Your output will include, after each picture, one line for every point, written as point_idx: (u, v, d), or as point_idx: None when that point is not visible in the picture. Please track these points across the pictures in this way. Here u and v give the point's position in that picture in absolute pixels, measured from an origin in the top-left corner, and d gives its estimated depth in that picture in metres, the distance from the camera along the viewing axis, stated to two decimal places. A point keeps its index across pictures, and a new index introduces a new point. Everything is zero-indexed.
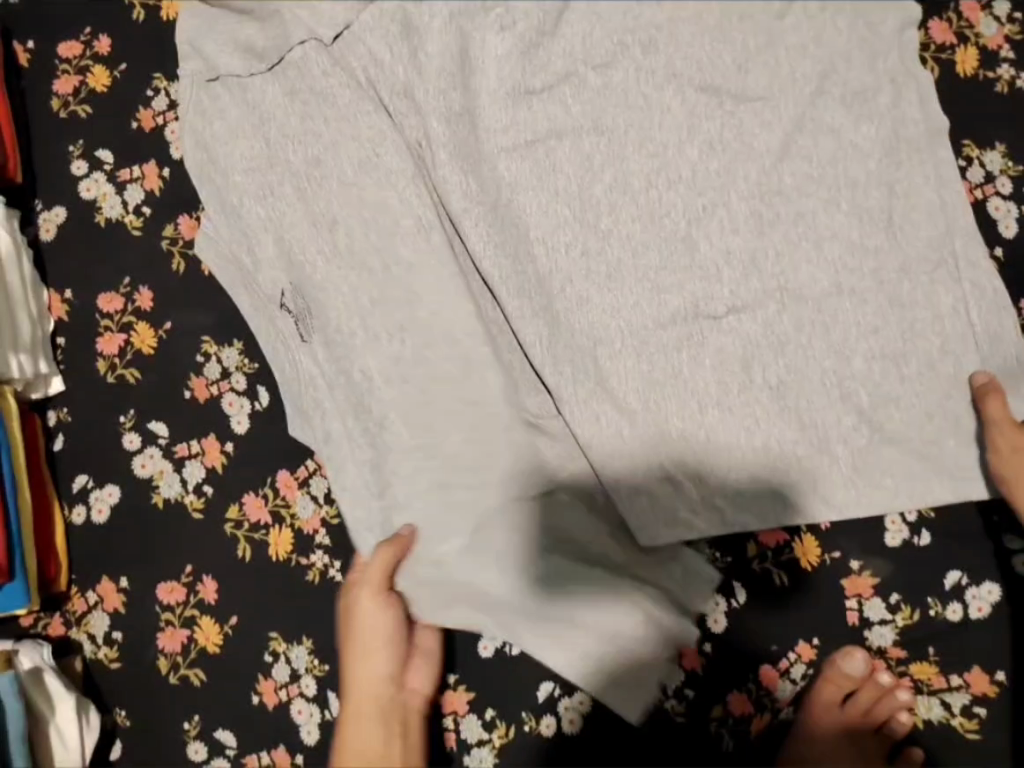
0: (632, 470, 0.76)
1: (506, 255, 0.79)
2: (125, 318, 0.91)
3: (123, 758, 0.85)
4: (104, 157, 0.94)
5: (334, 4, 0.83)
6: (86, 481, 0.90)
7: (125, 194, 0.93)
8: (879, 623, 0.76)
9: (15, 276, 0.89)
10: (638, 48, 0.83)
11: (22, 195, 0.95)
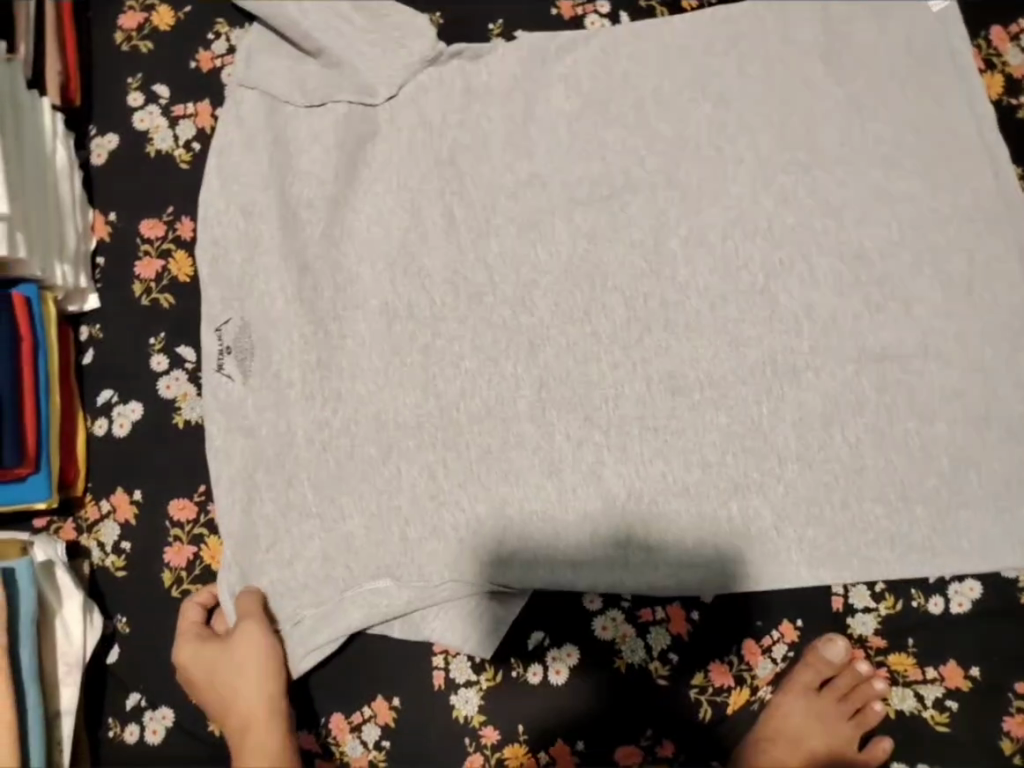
0: (702, 529, 0.77)
1: (577, 307, 0.82)
2: (165, 245, 0.85)
3: (121, 667, 0.76)
4: (159, 91, 0.89)
5: (393, 63, 0.85)
6: (112, 394, 0.82)
7: (176, 128, 0.88)
8: (863, 611, 0.78)
9: (67, 186, 0.80)
10: (708, 104, 0.84)
11: (75, 121, 0.89)
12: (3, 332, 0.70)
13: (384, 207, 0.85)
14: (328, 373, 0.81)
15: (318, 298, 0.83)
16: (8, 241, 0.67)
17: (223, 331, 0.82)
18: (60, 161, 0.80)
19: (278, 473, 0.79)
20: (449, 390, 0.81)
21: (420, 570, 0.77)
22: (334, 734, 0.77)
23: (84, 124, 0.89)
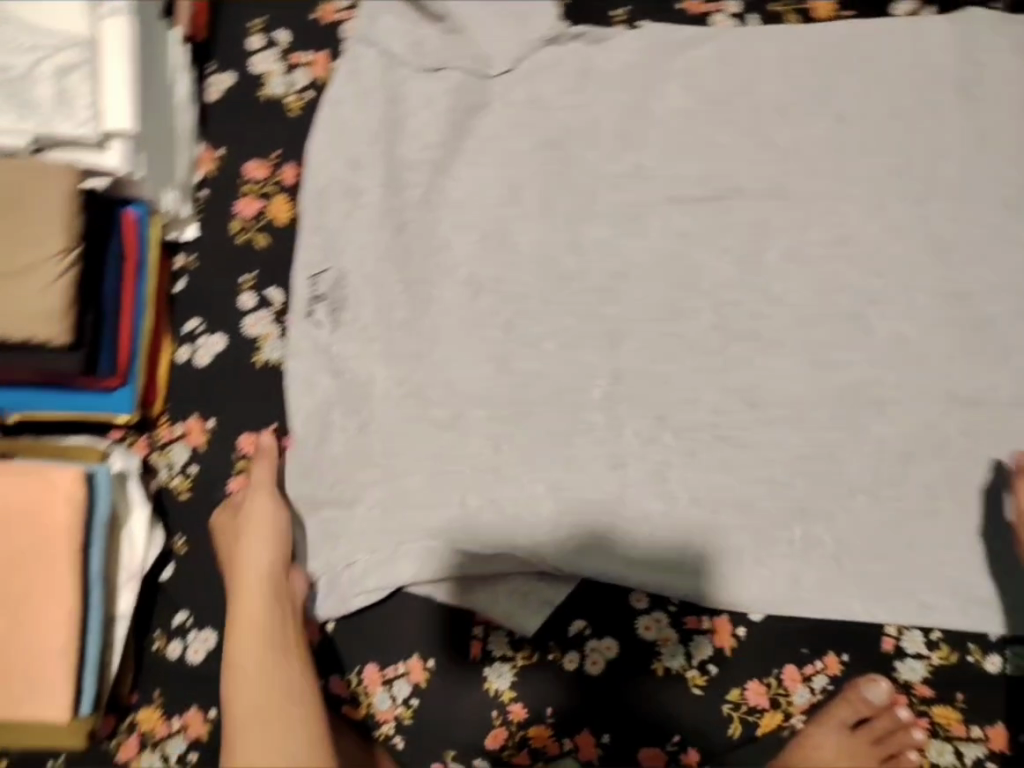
0: (758, 546, 0.76)
1: (664, 307, 0.81)
2: (268, 187, 0.87)
3: (173, 585, 0.78)
4: (278, 37, 0.90)
5: (514, 37, 0.85)
6: (198, 324, 0.84)
7: (292, 75, 0.89)
8: (913, 657, 0.76)
9: (184, 119, 0.81)
10: (828, 118, 0.81)
11: (193, 54, 0.90)
12: (112, 244, 0.71)
13: (485, 178, 0.84)
14: (409, 335, 0.82)
15: (409, 259, 0.84)
16: (127, 160, 0.68)
17: (318, 279, 0.83)
18: (182, 95, 0.81)
19: (350, 419, 0.81)
20: (524, 369, 0.81)
21: (475, 541, 0.77)
22: (365, 684, 0.79)
23: (202, 60, 0.90)
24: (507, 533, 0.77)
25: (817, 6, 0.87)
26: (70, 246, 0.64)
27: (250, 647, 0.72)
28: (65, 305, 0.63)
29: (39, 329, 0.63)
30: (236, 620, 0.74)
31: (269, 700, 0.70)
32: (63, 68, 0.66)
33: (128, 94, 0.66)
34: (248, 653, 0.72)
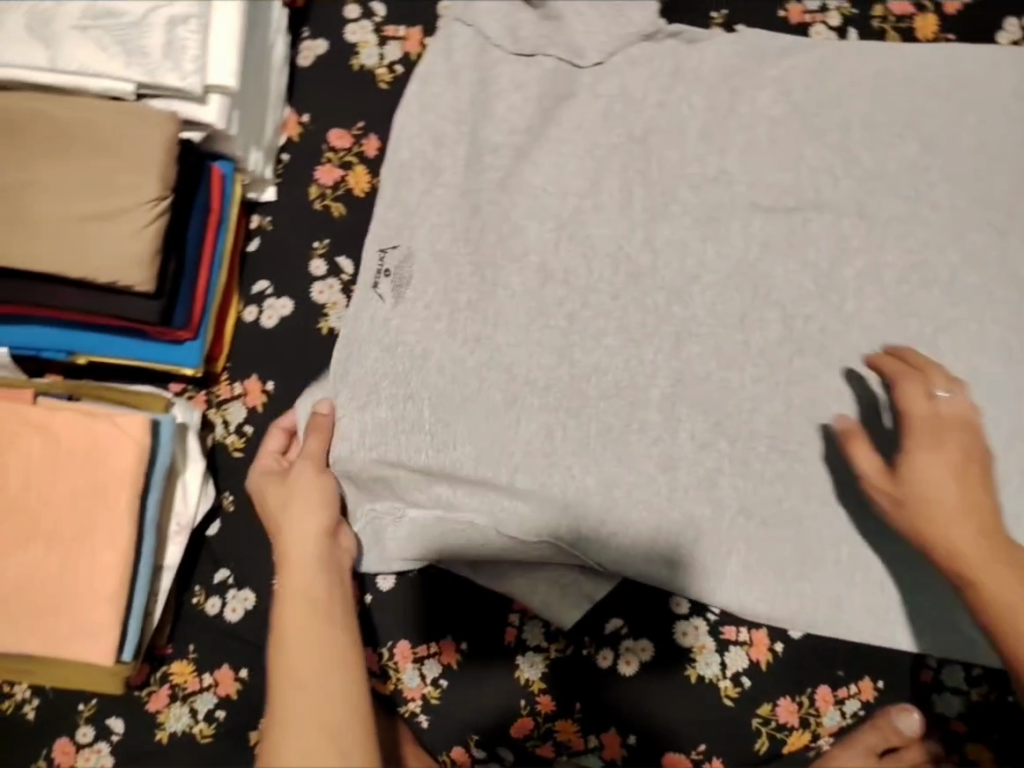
0: (804, 563, 0.76)
1: (732, 314, 0.81)
2: (348, 156, 0.88)
3: (218, 541, 0.79)
4: (375, 8, 0.90)
5: (611, 30, 0.84)
6: (267, 286, 0.85)
7: (384, 47, 0.89)
8: (951, 690, 0.75)
9: (278, 80, 0.82)
10: (918, 141, 0.81)
11: (290, 19, 0.91)
12: (199, 197, 0.73)
13: (564, 169, 0.84)
14: (472, 315, 0.82)
15: (481, 240, 0.83)
16: (223, 116, 0.71)
17: (387, 253, 0.83)
18: (278, 56, 0.82)
19: (400, 387, 0.80)
20: (585, 361, 0.81)
21: (521, 524, 0.76)
22: (396, 660, 0.79)
23: (298, 25, 0.91)
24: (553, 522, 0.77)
25: (921, 25, 0.86)
26: (162, 196, 0.65)
27: (301, 611, 0.67)
28: (152, 251, 0.65)
29: (123, 272, 0.64)
30: (286, 585, 0.69)
31: (321, 662, 0.63)
32: (175, 19, 0.67)
33: (236, 57, 0.69)
34: (297, 617, 0.67)
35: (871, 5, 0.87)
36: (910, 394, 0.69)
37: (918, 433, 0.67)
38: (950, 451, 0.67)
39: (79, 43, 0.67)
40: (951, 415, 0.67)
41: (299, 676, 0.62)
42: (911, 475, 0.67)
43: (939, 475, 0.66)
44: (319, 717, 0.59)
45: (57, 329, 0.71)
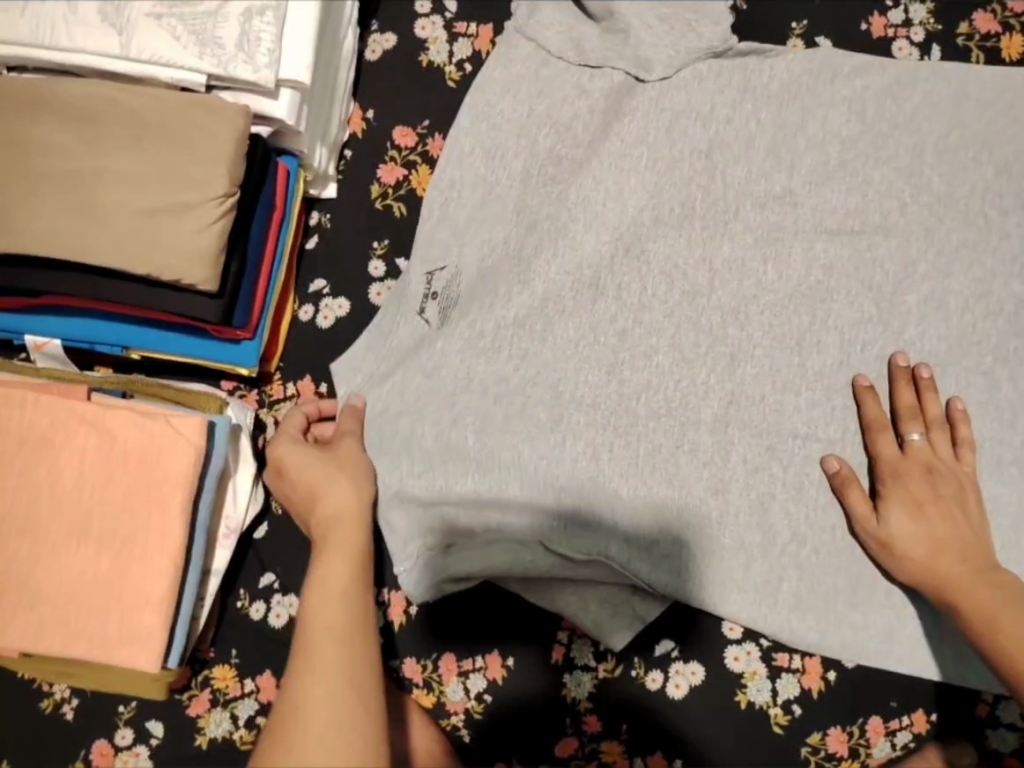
0: (856, 590, 0.75)
1: (791, 339, 0.79)
2: (412, 155, 0.87)
3: (265, 545, 0.77)
4: (447, 4, 0.89)
5: (682, 40, 0.83)
6: (323, 286, 0.85)
7: (454, 45, 0.88)
8: (1006, 726, 0.75)
9: (345, 75, 0.81)
10: (990, 168, 0.80)
11: (360, 10, 0.89)
12: (265, 194, 0.73)
13: (626, 183, 0.82)
14: (528, 328, 0.81)
15: (534, 251, 0.82)
16: (293, 112, 0.69)
17: (435, 276, 0.82)
18: (347, 49, 0.81)
19: (448, 412, 0.79)
20: (641, 376, 0.80)
21: (571, 543, 0.75)
22: (441, 672, 0.78)
23: (367, 18, 0.89)
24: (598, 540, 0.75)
25: (1006, 44, 0.84)
26: (228, 194, 0.64)
27: (338, 569, 0.63)
28: (216, 250, 0.64)
29: (187, 270, 0.63)
30: (325, 547, 0.65)
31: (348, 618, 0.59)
32: (252, 10, 0.66)
33: (311, 51, 0.68)
34: (336, 573, 0.63)
35: (956, 21, 0.85)
36: (882, 445, 0.76)
37: (891, 480, 0.75)
38: (918, 492, 0.74)
39: (153, 30, 0.65)
40: (921, 457, 0.75)
41: (322, 638, 0.57)
42: (891, 520, 0.73)
43: (910, 518, 0.73)
44: (337, 677, 0.54)
45: (116, 324, 0.71)
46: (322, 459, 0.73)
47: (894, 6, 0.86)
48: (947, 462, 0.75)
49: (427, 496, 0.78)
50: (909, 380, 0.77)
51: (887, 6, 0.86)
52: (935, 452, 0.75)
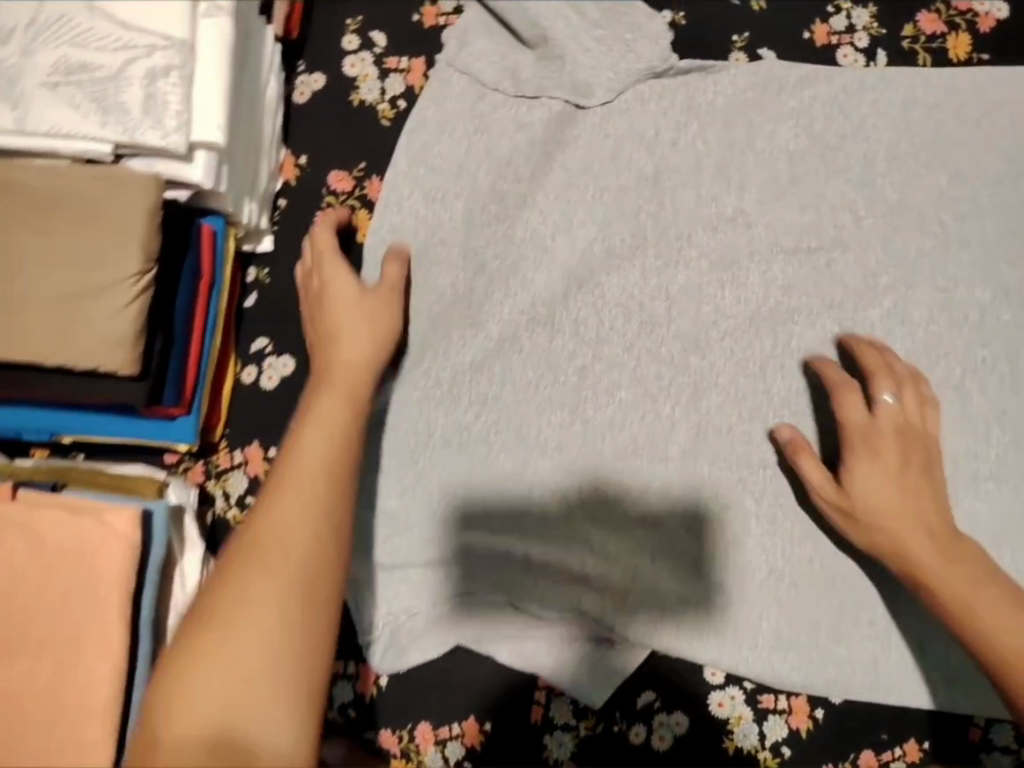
0: (839, 624, 0.72)
1: (755, 365, 0.76)
2: (350, 200, 0.83)
3: None
4: (376, 39, 0.85)
5: (621, 62, 0.79)
6: (266, 344, 0.80)
7: (385, 81, 0.84)
8: (1001, 750, 0.72)
9: (271, 124, 0.77)
10: (944, 173, 0.77)
11: (285, 52, 0.85)
12: (187, 263, 0.68)
13: (573, 215, 0.79)
14: (482, 372, 0.78)
15: (479, 293, 0.79)
16: (211, 174, 0.65)
17: None
18: (271, 96, 0.77)
19: (408, 469, 0.76)
20: (601, 415, 0.76)
21: (541, 600, 0.74)
22: (417, 741, 0.75)
23: (293, 59, 0.85)
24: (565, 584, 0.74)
25: (953, 44, 0.82)
26: (144, 272, 0.61)
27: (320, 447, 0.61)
28: (134, 332, 0.60)
29: (105, 356, 0.59)
30: (330, 380, 0.67)
31: (317, 509, 0.57)
32: (154, 71, 0.62)
33: (223, 109, 0.64)
34: (319, 447, 0.60)
35: (901, 23, 0.82)
36: (849, 407, 0.71)
37: (861, 442, 0.70)
38: (887, 456, 0.69)
39: (49, 100, 0.61)
40: (892, 420, 0.70)
41: (309, 479, 0.58)
42: (857, 487, 0.68)
43: (881, 482, 0.68)
44: (276, 588, 0.52)
45: (40, 409, 0.67)
46: (354, 296, 0.72)
47: (836, 12, 0.83)
48: (915, 421, 0.70)
49: (389, 561, 0.75)
50: (873, 349, 0.73)
51: (830, 12, 0.83)
52: (905, 412, 0.70)
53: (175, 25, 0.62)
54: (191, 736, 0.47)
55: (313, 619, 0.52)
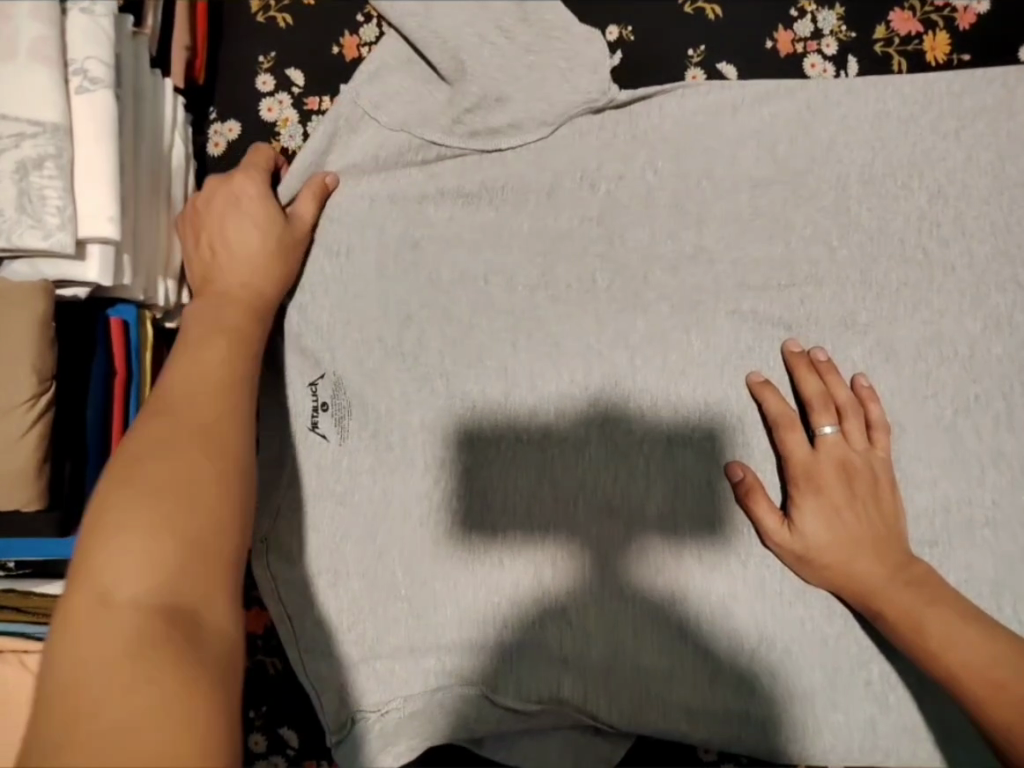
0: (834, 689, 0.69)
1: (733, 417, 0.70)
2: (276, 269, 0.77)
3: None
4: (293, 77, 0.77)
5: (563, 91, 0.72)
6: None
7: (308, 124, 0.76)
8: None
9: (180, 188, 0.69)
10: (924, 194, 0.72)
11: (193, 97, 0.77)
12: (95, 367, 0.61)
13: (520, 265, 0.73)
14: (437, 443, 0.71)
15: (426, 357, 0.72)
16: (108, 270, 0.57)
17: (318, 386, 0.72)
18: (177, 157, 0.69)
19: (365, 549, 0.70)
20: (567, 477, 0.71)
21: (516, 691, 0.68)
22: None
23: (204, 105, 0.77)
24: (540, 670, 0.68)
25: (930, 44, 0.78)
26: (37, 395, 0.54)
27: (212, 340, 0.59)
28: (34, 465, 0.54)
29: (5, 496, 0.53)
30: (222, 287, 0.64)
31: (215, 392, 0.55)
32: (26, 164, 0.54)
33: (110, 196, 0.56)
34: (211, 341, 0.59)
35: (870, 26, 0.78)
36: (793, 443, 0.68)
37: (804, 482, 0.68)
38: (831, 494, 0.67)
39: None
40: (833, 451, 0.68)
41: (210, 370, 0.57)
42: (804, 529, 0.67)
43: (823, 521, 0.67)
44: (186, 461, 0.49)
45: None
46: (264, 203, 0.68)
47: (799, 16, 0.78)
48: (860, 452, 0.68)
49: (353, 657, 0.69)
50: (809, 366, 0.70)
51: (793, 18, 0.78)
52: (848, 443, 0.68)
53: (45, 109, 0.55)
54: (138, 605, 0.41)
55: (228, 489, 0.50)
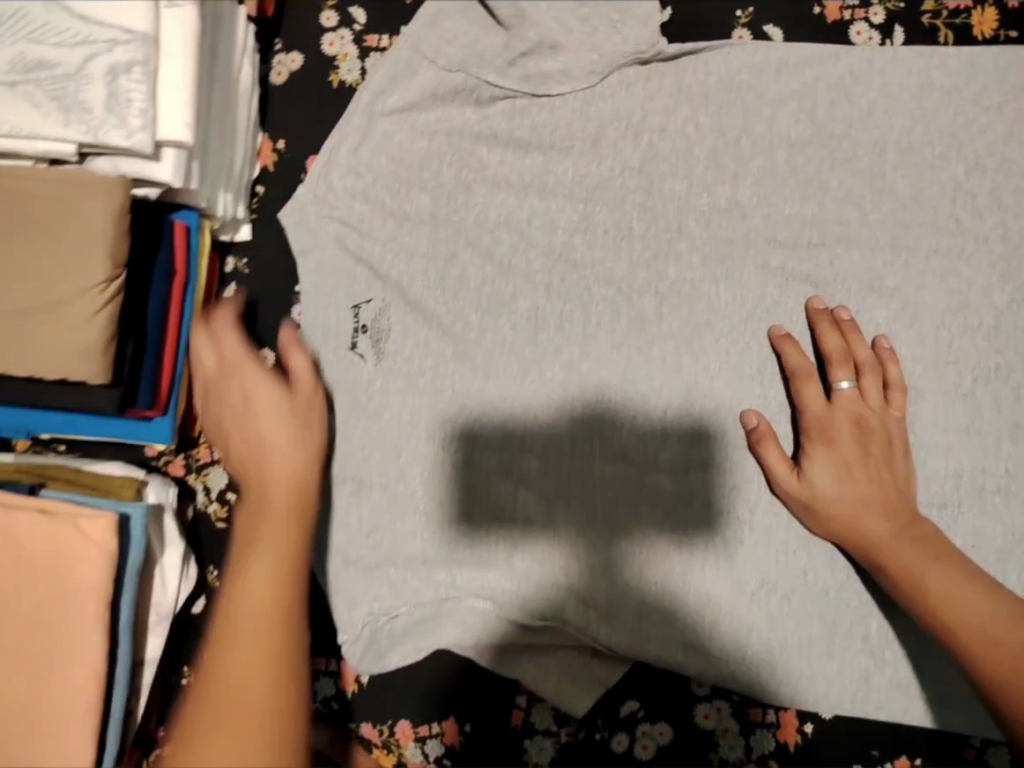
0: (831, 639, 0.70)
1: (751, 367, 0.72)
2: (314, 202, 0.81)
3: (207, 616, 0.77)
4: (355, 15, 0.82)
5: (612, 42, 0.76)
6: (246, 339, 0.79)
7: (365, 61, 0.81)
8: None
9: (246, 109, 0.75)
10: (960, 164, 0.73)
11: (261, 29, 0.82)
12: (159, 264, 0.67)
13: (556, 206, 0.76)
14: (465, 370, 0.74)
15: (461, 288, 0.76)
16: (180, 172, 0.63)
17: (362, 309, 0.77)
18: (244, 82, 0.75)
19: (390, 463, 0.74)
20: (588, 415, 0.73)
21: (522, 608, 0.71)
22: (397, 738, 0.77)
23: (270, 36, 0.82)
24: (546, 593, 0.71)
25: (978, 20, 0.79)
26: (109, 280, 0.60)
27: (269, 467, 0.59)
28: (103, 343, 0.59)
29: (76, 369, 0.59)
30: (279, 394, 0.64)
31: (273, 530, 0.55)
32: (116, 68, 0.60)
33: (188, 104, 0.61)
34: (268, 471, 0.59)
35: None
36: (810, 396, 0.70)
37: (817, 434, 0.69)
38: (843, 447, 0.69)
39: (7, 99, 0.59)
40: (850, 407, 0.69)
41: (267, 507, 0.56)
42: (812, 478, 0.68)
43: (833, 473, 0.68)
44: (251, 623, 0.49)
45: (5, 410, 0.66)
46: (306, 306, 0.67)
47: None
48: (877, 410, 0.70)
49: (369, 562, 0.73)
50: (831, 322, 0.71)
51: None
52: (865, 401, 0.70)
53: (137, 19, 0.60)
54: None
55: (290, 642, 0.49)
